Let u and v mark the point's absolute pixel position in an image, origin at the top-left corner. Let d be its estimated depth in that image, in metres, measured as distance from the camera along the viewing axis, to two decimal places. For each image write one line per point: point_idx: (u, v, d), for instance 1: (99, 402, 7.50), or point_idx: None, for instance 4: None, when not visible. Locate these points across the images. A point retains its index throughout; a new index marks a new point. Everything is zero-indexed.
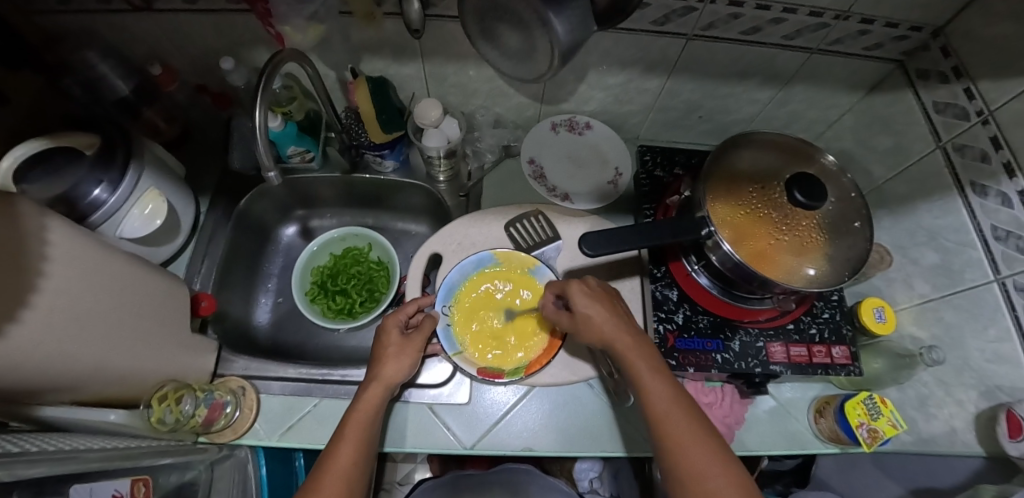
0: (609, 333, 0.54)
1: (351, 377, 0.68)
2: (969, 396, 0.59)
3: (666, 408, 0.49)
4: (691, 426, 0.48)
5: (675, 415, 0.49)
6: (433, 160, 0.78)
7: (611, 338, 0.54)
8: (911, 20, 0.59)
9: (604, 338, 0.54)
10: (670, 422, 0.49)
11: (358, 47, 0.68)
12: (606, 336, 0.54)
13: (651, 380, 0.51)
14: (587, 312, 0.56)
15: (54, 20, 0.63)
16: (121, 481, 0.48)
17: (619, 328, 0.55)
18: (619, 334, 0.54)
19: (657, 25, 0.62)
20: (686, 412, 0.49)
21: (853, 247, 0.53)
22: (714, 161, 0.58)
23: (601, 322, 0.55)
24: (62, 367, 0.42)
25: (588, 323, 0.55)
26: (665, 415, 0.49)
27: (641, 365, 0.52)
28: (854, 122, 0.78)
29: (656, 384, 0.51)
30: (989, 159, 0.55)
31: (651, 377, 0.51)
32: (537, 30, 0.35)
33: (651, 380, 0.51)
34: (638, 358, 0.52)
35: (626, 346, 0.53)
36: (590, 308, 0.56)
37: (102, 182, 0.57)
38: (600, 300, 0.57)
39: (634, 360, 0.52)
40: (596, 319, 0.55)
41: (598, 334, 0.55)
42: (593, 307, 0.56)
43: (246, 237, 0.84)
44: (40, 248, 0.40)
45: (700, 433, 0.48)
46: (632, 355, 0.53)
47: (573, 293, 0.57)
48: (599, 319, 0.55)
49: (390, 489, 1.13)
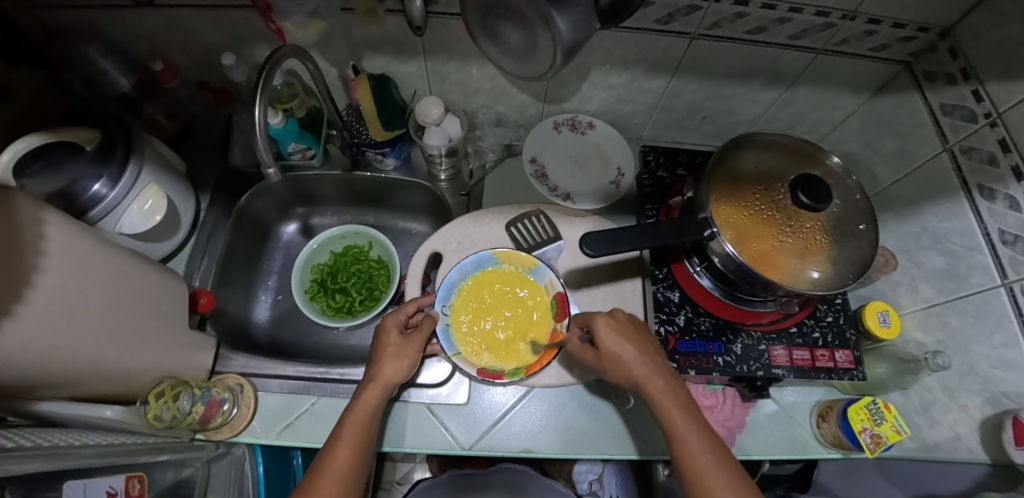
0: (640, 373, 0.53)
1: (349, 376, 0.68)
2: (974, 402, 0.58)
3: (697, 452, 0.49)
4: (720, 467, 0.48)
5: (705, 458, 0.49)
6: (433, 159, 0.77)
7: (639, 375, 0.53)
8: (918, 21, 0.58)
9: (630, 374, 0.54)
10: (700, 468, 0.49)
11: (360, 45, 0.68)
12: (632, 374, 0.54)
13: (679, 418, 0.51)
14: (616, 350, 0.55)
15: (55, 15, 0.63)
16: (115, 477, 0.47)
17: (649, 367, 0.54)
18: (647, 372, 0.53)
19: (660, 24, 0.61)
20: (717, 459, 0.49)
21: (859, 249, 0.52)
22: (717, 161, 0.57)
23: (630, 360, 0.54)
24: (56, 364, 0.42)
25: (616, 361, 0.55)
26: (696, 460, 0.49)
27: (670, 406, 0.52)
28: (860, 124, 0.78)
29: (686, 425, 0.51)
30: (998, 163, 0.55)
31: (680, 417, 0.51)
32: (540, 27, 0.35)
33: (678, 418, 0.51)
34: (666, 397, 0.52)
35: (654, 385, 0.53)
36: (620, 348, 0.55)
37: (102, 177, 0.57)
38: (629, 336, 0.56)
39: (660, 398, 0.52)
40: (625, 357, 0.54)
41: (625, 371, 0.54)
42: (623, 346, 0.55)
43: (246, 234, 0.83)
44: (37, 242, 0.39)
45: (732, 478, 0.48)
46: (658, 393, 0.52)
47: (597, 328, 0.57)
48: (627, 358, 0.54)
49: (389, 488, 1.12)
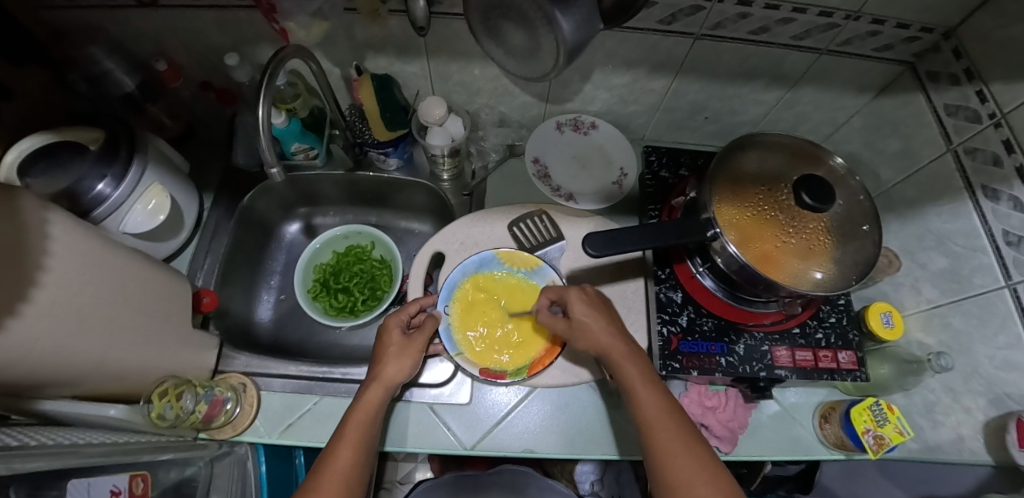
0: (607, 344, 0.55)
1: (352, 376, 0.68)
2: (977, 404, 0.58)
3: (662, 428, 0.49)
4: (682, 439, 0.49)
5: (666, 429, 0.49)
6: (436, 159, 0.77)
7: (607, 346, 0.55)
8: (922, 21, 0.58)
9: (599, 345, 0.55)
10: (665, 442, 0.49)
11: (363, 45, 0.68)
12: (600, 344, 0.55)
13: (641, 387, 0.52)
14: (588, 319, 0.56)
15: (59, 15, 0.63)
16: (119, 476, 0.48)
17: (615, 338, 0.55)
18: (614, 343, 0.55)
19: (663, 24, 0.61)
20: (684, 436, 0.49)
21: (862, 251, 0.52)
22: (720, 162, 0.57)
23: (599, 330, 0.56)
24: (62, 363, 0.42)
25: (586, 330, 0.56)
26: (661, 435, 0.49)
27: (634, 374, 0.53)
28: (863, 124, 0.78)
29: (648, 396, 0.51)
30: (1001, 163, 0.54)
31: (642, 387, 0.52)
32: (542, 27, 0.35)
33: (640, 387, 0.52)
34: (631, 366, 0.53)
35: (620, 355, 0.54)
36: (589, 316, 0.56)
37: (106, 177, 0.57)
38: (598, 310, 0.58)
39: (627, 368, 0.53)
40: (594, 327, 0.56)
41: (592, 342, 0.56)
42: (592, 315, 0.57)
43: (248, 234, 0.83)
44: (42, 243, 0.39)
45: (696, 456, 0.48)
46: (625, 363, 0.53)
47: (572, 300, 0.58)
48: (597, 328, 0.56)
49: (390, 488, 1.12)
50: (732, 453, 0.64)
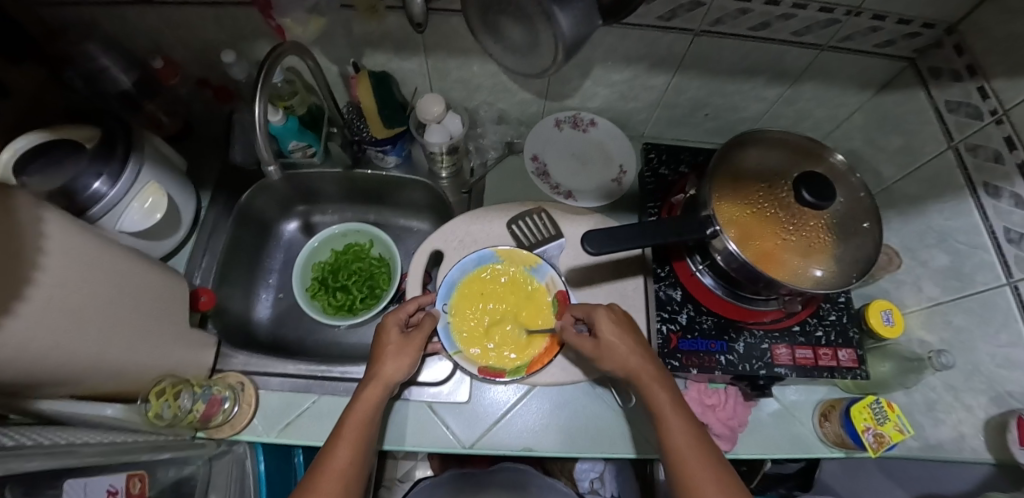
0: (634, 364, 0.54)
1: (350, 374, 0.68)
2: (979, 402, 0.58)
3: (685, 447, 0.50)
4: (699, 453, 0.49)
5: (687, 445, 0.50)
6: (434, 156, 0.77)
7: (634, 367, 0.54)
8: (925, 17, 0.58)
9: (626, 365, 0.54)
10: (688, 461, 0.49)
11: (360, 42, 0.68)
12: (628, 366, 0.54)
13: (669, 409, 0.52)
14: (613, 339, 0.56)
15: (53, 12, 0.62)
16: (116, 476, 0.47)
17: (643, 359, 0.55)
18: (643, 364, 0.54)
19: (663, 20, 0.61)
20: (702, 450, 0.50)
21: (862, 248, 0.52)
22: (720, 158, 0.56)
23: (625, 350, 0.55)
24: (58, 362, 0.42)
25: (612, 350, 0.55)
26: (684, 453, 0.50)
27: (663, 396, 0.52)
28: (864, 121, 0.77)
29: (676, 421, 0.51)
30: (1003, 160, 0.54)
31: (669, 408, 0.52)
32: (541, 23, 0.34)
33: (667, 408, 0.52)
34: (660, 390, 0.53)
35: (647, 376, 0.54)
36: (616, 337, 0.56)
37: (102, 175, 0.57)
38: (624, 327, 0.57)
39: (654, 390, 0.53)
40: (620, 346, 0.55)
41: (621, 362, 0.55)
42: (619, 336, 0.56)
43: (246, 232, 0.83)
44: (36, 240, 0.39)
45: (713, 468, 0.49)
46: (653, 385, 0.53)
47: (597, 318, 0.57)
48: (624, 348, 0.55)
49: (390, 486, 1.12)
50: (732, 451, 0.64)
